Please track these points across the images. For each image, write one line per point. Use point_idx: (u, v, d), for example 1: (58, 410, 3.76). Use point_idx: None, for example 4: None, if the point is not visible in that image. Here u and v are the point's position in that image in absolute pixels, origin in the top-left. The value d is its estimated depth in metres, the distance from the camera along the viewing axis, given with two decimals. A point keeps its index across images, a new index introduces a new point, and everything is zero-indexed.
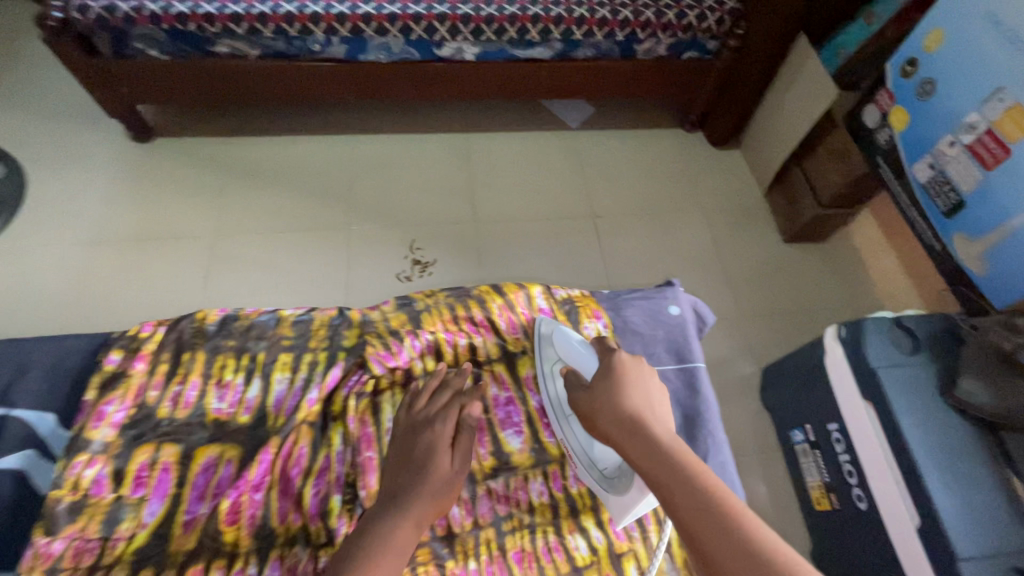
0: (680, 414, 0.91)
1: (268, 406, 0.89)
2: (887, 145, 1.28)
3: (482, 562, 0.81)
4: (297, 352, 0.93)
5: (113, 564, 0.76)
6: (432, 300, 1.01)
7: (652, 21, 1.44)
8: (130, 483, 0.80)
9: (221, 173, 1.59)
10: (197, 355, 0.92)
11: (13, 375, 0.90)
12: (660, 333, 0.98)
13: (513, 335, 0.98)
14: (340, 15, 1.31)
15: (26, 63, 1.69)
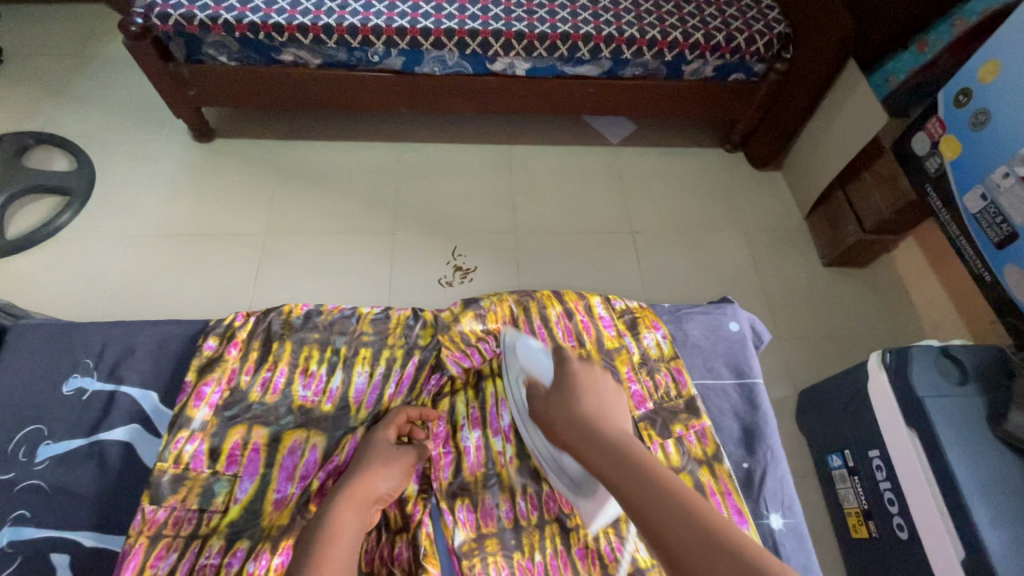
0: (738, 427, 0.92)
1: (349, 398, 0.92)
2: (937, 173, 1.28)
3: (547, 556, 0.82)
4: (375, 348, 0.97)
5: (208, 535, 0.79)
6: (497, 299, 1.00)
7: (701, 43, 1.47)
8: (224, 460, 0.85)
9: (274, 174, 1.65)
10: (286, 343, 0.95)
11: (120, 353, 0.96)
12: (720, 348, 0.99)
13: (569, 343, 0.94)
14: (400, 29, 1.37)
15: (101, 66, 1.80)
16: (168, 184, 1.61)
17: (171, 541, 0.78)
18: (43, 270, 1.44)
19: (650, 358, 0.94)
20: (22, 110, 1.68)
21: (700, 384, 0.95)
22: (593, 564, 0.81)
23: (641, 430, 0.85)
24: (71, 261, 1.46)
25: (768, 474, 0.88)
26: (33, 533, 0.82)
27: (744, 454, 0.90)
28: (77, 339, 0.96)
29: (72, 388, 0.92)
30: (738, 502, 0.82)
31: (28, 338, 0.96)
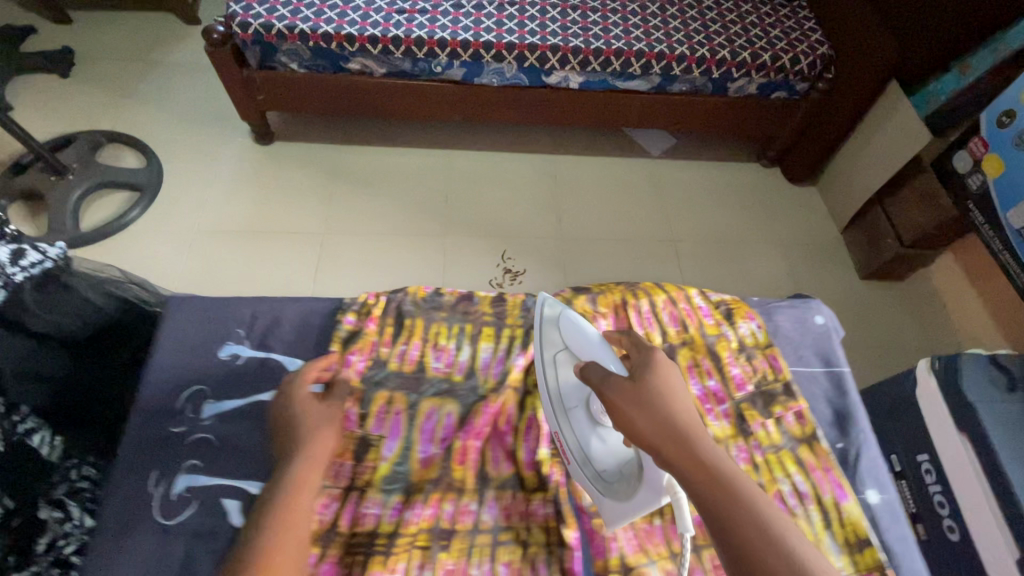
0: (830, 411, 0.91)
1: (478, 369, 0.97)
2: (979, 191, 1.34)
3: (666, 519, 0.86)
4: (497, 326, 1.01)
5: (364, 486, 0.85)
6: (608, 286, 1.01)
7: (747, 62, 1.55)
8: (372, 421, 0.90)
9: (330, 176, 1.72)
10: (416, 320, 1.00)
11: (241, 326, 0.99)
12: (808, 339, 0.98)
13: (675, 327, 0.95)
14: (464, 42, 1.45)
15: (166, 70, 1.89)
16: (231, 183, 1.68)
17: (331, 491, 0.84)
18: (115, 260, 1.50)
19: (747, 346, 0.94)
20: (92, 110, 1.76)
21: (792, 370, 0.94)
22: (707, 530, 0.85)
23: (741, 411, 0.88)
24: (142, 253, 1.53)
25: (861, 457, 0.88)
26: (208, 482, 0.85)
27: (838, 435, 0.89)
28: (230, 311, 1.00)
29: (229, 354, 0.96)
30: (840, 479, 0.83)
31: (186, 307, 0.99)
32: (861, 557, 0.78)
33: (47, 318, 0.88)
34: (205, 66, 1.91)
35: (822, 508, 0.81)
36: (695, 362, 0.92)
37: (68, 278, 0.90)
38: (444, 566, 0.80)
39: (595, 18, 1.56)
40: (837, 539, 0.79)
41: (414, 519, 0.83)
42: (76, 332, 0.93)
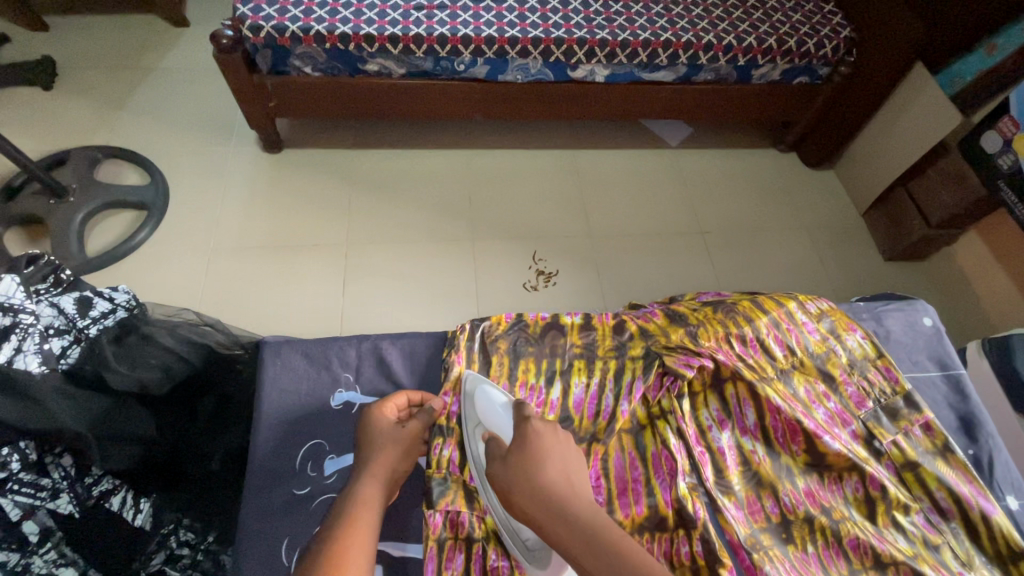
0: (955, 417, 0.91)
1: (571, 408, 0.89)
2: (1010, 170, 1.34)
3: (819, 547, 0.75)
4: (588, 357, 0.94)
5: (487, 533, 0.80)
6: (704, 316, 0.96)
7: (774, 48, 1.52)
8: (474, 462, 0.86)
9: (347, 183, 1.65)
10: (503, 358, 0.94)
11: (333, 368, 0.98)
12: (921, 343, 0.99)
13: (783, 353, 0.91)
14: (489, 38, 1.39)
15: (160, 78, 1.78)
16: (245, 196, 1.60)
17: (455, 541, 0.80)
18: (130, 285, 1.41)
19: (856, 359, 0.92)
20: (85, 124, 1.65)
21: (909, 377, 0.95)
22: (867, 553, 0.73)
23: (870, 429, 0.85)
24: (158, 275, 1.44)
25: (995, 461, 0.88)
26: None
27: (968, 442, 0.89)
28: (331, 354, 0.99)
29: (341, 402, 0.95)
30: (980, 488, 0.80)
31: (282, 353, 0.98)
32: (1016, 569, 0.75)
33: (131, 373, 0.91)
34: (202, 72, 1.81)
35: (966, 522, 0.78)
36: (812, 386, 0.88)
37: (146, 329, 0.97)
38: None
39: (618, 9, 1.51)
40: (984, 550, 0.77)
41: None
42: (157, 388, 0.94)
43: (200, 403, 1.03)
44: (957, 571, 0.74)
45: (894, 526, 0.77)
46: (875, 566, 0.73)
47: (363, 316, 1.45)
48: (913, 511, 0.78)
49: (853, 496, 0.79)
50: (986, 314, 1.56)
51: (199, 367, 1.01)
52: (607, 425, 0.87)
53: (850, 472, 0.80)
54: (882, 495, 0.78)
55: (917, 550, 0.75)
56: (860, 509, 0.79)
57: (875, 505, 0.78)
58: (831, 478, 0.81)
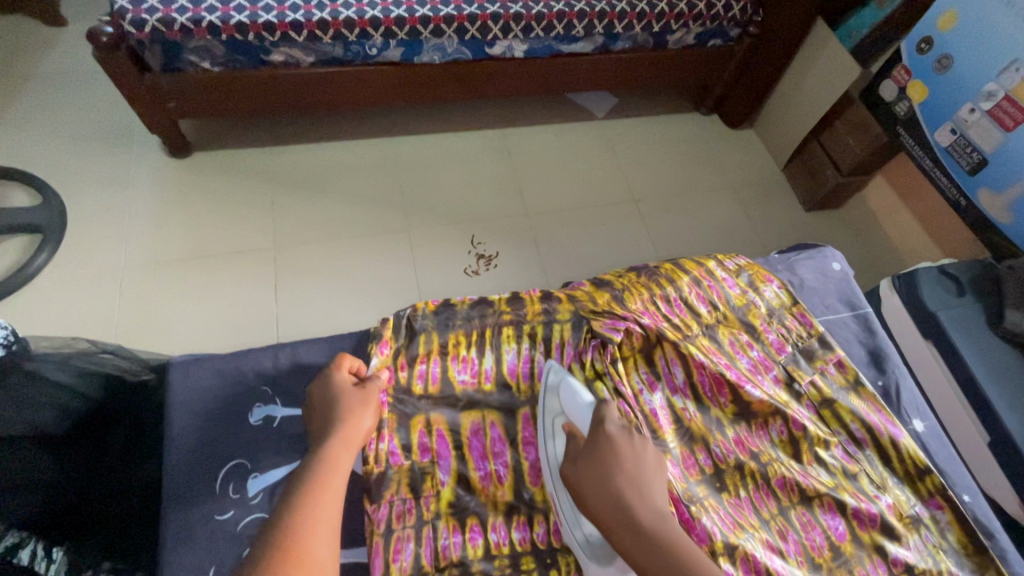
0: (866, 352, 0.97)
1: (507, 374, 0.90)
2: (906, 116, 1.43)
3: (751, 490, 0.80)
4: (517, 322, 0.93)
5: (436, 518, 0.80)
6: (628, 280, 0.98)
7: (685, 12, 1.54)
8: (417, 449, 0.84)
9: (267, 183, 1.56)
10: (432, 333, 0.92)
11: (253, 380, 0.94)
12: (832, 287, 1.04)
13: (705, 309, 0.94)
14: (399, 19, 1.34)
15: (39, 85, 1.60)
16: (155, 207, 1.48)
17: (402, 533, 0.78)
18: (31, 318, 1.28)
19: (774, 309, 0.96)
20: None
21: (823, 321, 1.00)
22: (795, 491, 0.79)
23: (789, 372, 0.89)
24: (64, 303, 1.32)
25: (901, 389, 0.94)
26: None
27: (877, 373, 0.95)
28: (247, 366, 0.95)
29: (260, 417, 0.91)
30: (888, 416, 0.87)
31: (195, 373, 0.92)
32: (922, 485, 0.82)
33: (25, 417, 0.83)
34: (88, 76, 1.65)
35: (878, 448, 0.84)
36: (735, 337, 0.92)
37: (28, 366, 0.84)
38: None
39: None
40: (898, 473, 0.83)
41: (502, 541, 0.79)
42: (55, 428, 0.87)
43: (109, 438, 0.95)
44: (873, 495, 0.80)
45: (818, 461, 0.82)
46: (801, 500, 0.78)
47: (300, 322, 1.38)
48: (832, 445, 0.83)
49: (779, 438, 0.84)
50: (895, 251, 1.68)
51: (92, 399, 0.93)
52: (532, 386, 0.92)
53: (775, 417, 0.85)
54: (805, 434, 0.83)
55: (837, 481, 0.80)
56: (785, 448, 0.84)
57: (798, 443, 0.83)
58: (757, 424, 0.85)
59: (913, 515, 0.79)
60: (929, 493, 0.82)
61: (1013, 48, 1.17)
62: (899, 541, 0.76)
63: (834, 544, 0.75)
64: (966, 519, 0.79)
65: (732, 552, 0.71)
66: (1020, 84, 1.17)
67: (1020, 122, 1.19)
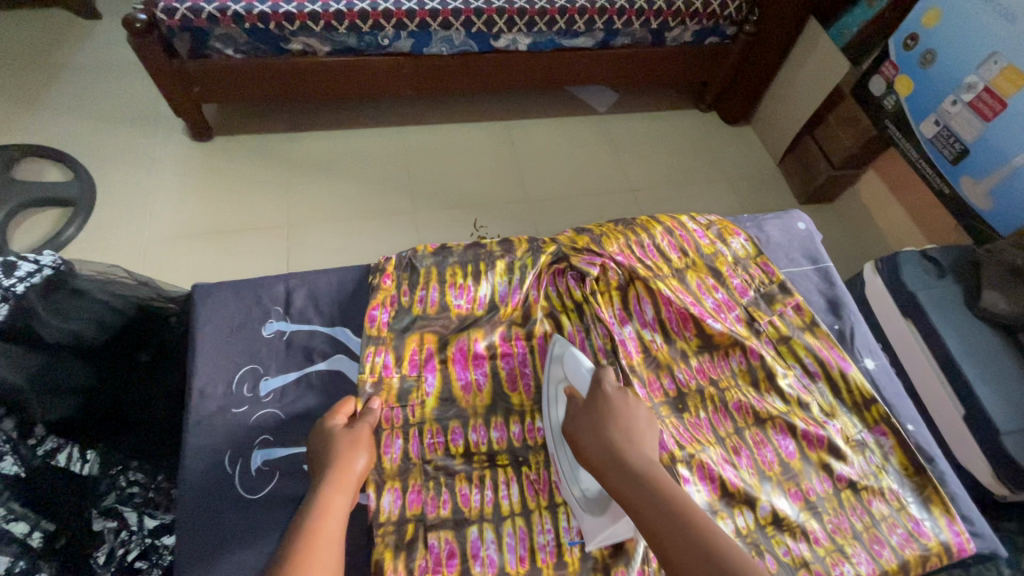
0: (824, 300, 1.00)
1: (498, 301, 0.93)
2: (894, 109, 1.49)
3: (710, 413, 0.86)
4: (509, 259, 0.96)
5: (421, 422, 0.85)
6: (606, 229, 1.01)
7: (682, 10, 1.61)
8: (407, 363, 0.88)
9: (282, 166, 1.65)
10: (431, 266, 0.96)
11: (253, 305, 0.97)
12: (796, 243, 1.08)
13: (675, 254, 0.99)
14: (410, 11, 1.43)
15: (73, 73, 1.72)
16: (177, 186, 1.58)
17: (392, 429, 0.84)
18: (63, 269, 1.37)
19: (740, 258, 1.01)
20: None
21: (786, 272, 1.03)
22: (749, 414, 0.85)
23: (750, 313, 0.95)
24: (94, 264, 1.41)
25: (856, 332, 0.98)
26: (284, 452, 0.85)
27: (834, 318, 0.98)
28: (259, 290, 0.98)
29: (272, 331, 0.95)
30: (840, 351, 0.92)
31: (215, 294, 0.96)
32: (869, 414, 0.87)
33: (64, 324, 0.90)
34: (118, 65, 1.76)
35: (829, 380, 0.90)
36: (701, 281, 0.97)
37: (75, 284, 0.93)
38: (528, 477, 0.83)
39: None
40: (847, 404, 0.88)
41: (481, 441, 0.85)
42: (88, 338, 0.93)
43: (137, 355, 1.01)
44: (822, 421, 0.85)
45: (774, 390, 0.88)
46: (755, 422, 0.85)
47: None
48: (788, 376, 0.88)
49: (738, 367, 0.90)
50: (885, 243, 1.73)
51: (130, 317, 0.98)
52: (522, 308, 0.94)
53: (735, 349, 0.91)
54: (761, 364, 0.89)
55: (789, 407, 0.86)
56: (744, 378, 0.90)
57: (755, 373, 0.89)
58: (718, 356, 0.91)
59: (858, 439, 0.85)
60: (876, 421, 0.87)
61: (992, 42, 1.23)
62: (844, 460, 0.82)
63: (783, 460, 0.82)
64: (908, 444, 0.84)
65: (690, 460, 0.78)
66: (998, 76, 1.23)
67: (998, 113, 1.24)
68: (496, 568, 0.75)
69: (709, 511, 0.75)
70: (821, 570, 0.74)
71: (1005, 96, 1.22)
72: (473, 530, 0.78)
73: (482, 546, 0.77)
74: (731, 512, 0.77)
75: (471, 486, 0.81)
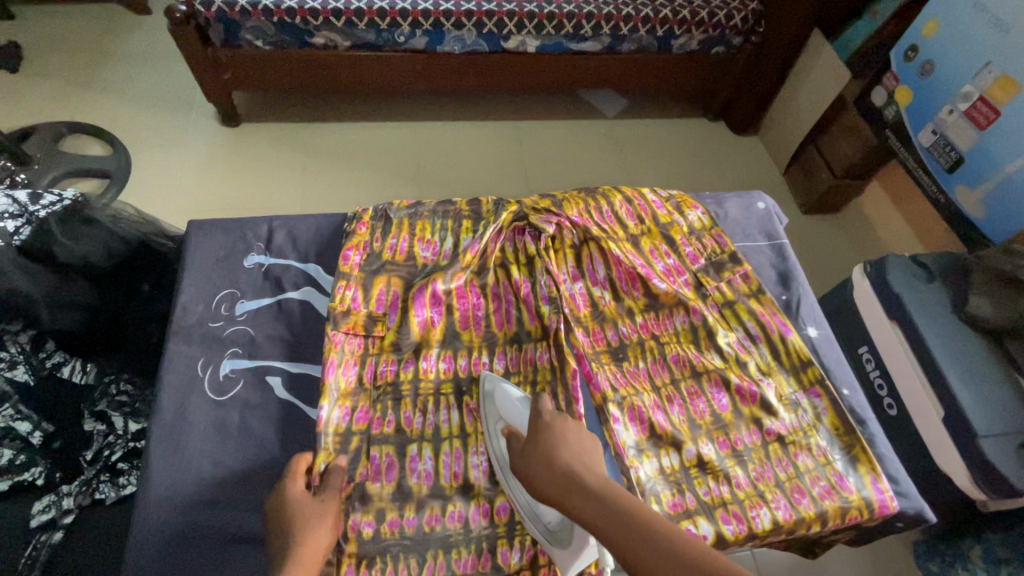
0: (775, 273, 1.03)
1: (463, 250, 0.97)
2: (894, 120, 1.50)
3: (648, 362, 0.92)
4: (475, 220, 1.03)
5: (379, 352, 0.90)
6: (569, 195, 1.06)
7: (687, 19, 1.68)
8: (374, 302, 0.93)
9: (300, 152, 1.76)
10: (402, 219, 1.02)
11: (237, 244, 1.04)
12: (753, 220, 1.10)
13: (632, 222, 1.03)
14: (425, 11, 1.53)
15: (121, 61, 1.88)
16: (203, 165, 1.70)
17: (351, 355, 0.89)
18: None
19: (695, 229, 1.04)
20: (48, 101, 1.74)
21: (740, 246, 1.06)
22: (686, 366, 0.90)
23: (699, 279, 0.98)
24: None
25: (802, 304, 0.99)
26: (248, 364, 0.93)
27: (782, 289, 1.01)
28: (245, 231, 1.05)
29: (253, 263, 1.02)
30: (784, 319, 0.94)
31: (204, 232, 1.04)
32: (805, 376, 0.89)
33: (74, 247, 0.99)
34: (161, 55, 1.91)
35: (769, 344, 0.92)
36: (655, 247, 1.01)
37: (89, 214, 1.01)
38: (468, 405, 0.89)
39: None
40: (785, 366, 0.90)
41: (430, 369, 0.91)
42: (99, 264, 1.02)
43: (138, 284, 1.09)
44: (758, 379, 0.88)
45: (713, 348, 0.92)
46: (691, 374, 0.89)
47: None
48: (729, 336, 0.92)
49: (681, 327, 0.94)
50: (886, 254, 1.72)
51: (136, 248, 1.06)
52: (479, 259, 0.98)
53: (679, 309, 0.95)
54: (703, 323, 0.93)
55: (727, 363, 0.90)
56: (685, 337, 0.94)
57: (696, 332, 0.93)
58: (664, 313, 0.96)
59: (791, 398, 0.87)
60: (811, 383, 0.89)
61: (987, 53, 1.25)
62: (774, 415, 0.85)
63: (714, 412, 0.86)
64: (840, 407, 0.86)
65: (622, 402, 0.85)
66: (993, 85, 1.24)
67: (993, 121, 1.25)
68: (430, 480, 0.82)
69: (636, 448, 0.81)
70: (737, 509, 0.77)
71: (999, 105, 1.23)
72: (412, 447, 0.84)
73: (419, 462, 0.83)
74: (658, 452, 0.82)
75: (414, 410, 0.87)
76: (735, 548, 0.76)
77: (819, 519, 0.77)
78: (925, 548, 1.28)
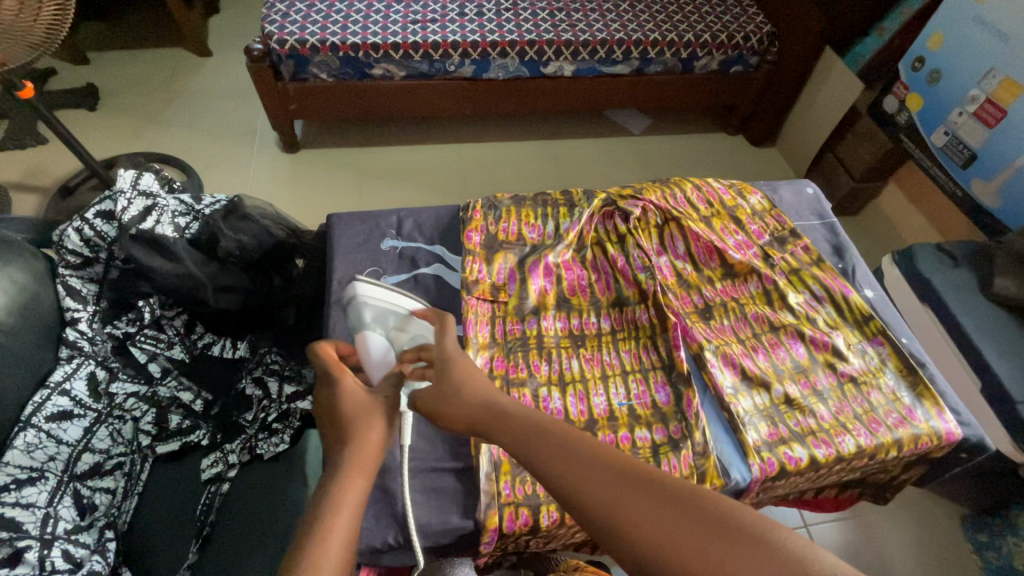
0: (830, 246, 1.15)
1: (565, 229, 1.09)
2: (907, 124, 1.63)
3: (732, 320, 1.03)
4: (568, 206, 1.14)
5: (504, 315, 1.00)
6: (645, 184, 1.17)
7: (709, 42, 1.84)
8: (497, 273, 1.04)
9: (356, 174, 1.91)
10: (510, 205, 1.14)
11: (372, 229, 1.13)
12: (805, 203, 1.23)
13: (702, 205, 1.16)
14: (474, 43, 1.70)
15: (188, 98, 2.05)
16: (267, 188, 1.85)
17: (483, 317, 0.99)
18: None
19: (758, 211, 1.18)
20: (127, 135, 1.90)
21: (798, 225, 1.19)
22: (766, 322, 1.02)
23: (766, 251, 1.10)
24: None
25: (857, 270, 1.12)
26: None
27: (837, 259, 1.13)
28: (373, 218, 1.15)
29: (389, 246, 1.11)
30: (843, 281, 1.07)
31: (345, 220, 1.14)
32: (868, 328, 1.01)
33: (235, 237, 1.12)
34: (223, 91, 2.09)
35: (834, 303, 1.05)
36: (725, 225, 1.13)
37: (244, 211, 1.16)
38: (585, 355, 0.98)
39: (578, 17, 1.83)
40: (849, 321, 1.03)
41: (549, 327, 1.00)
42: (253, 252, 1.14)
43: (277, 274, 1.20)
44: (828, 331, 1.00)
45: (785, 305, 1.04)
46: (770, 329, 1.01)
47: None
48: (799, 297, 1.04)
49: (755, 291, 1.06)
50: None
51: (283, 239, 1.20)
52: (577, 239, 1.09)
53: (752, 276, 1.07)
54: (775, 286, 1.05)
55: (799, 318, 1.02)
56: (760, 299, 1.05)
57: (770, 295, 1.05)
58: (739, 281, 1.07)
59: (859, 346, 0.99)
60: (874, 334, 1.01)
61: (990, 60, 1.38)
62: (845, 360, 0.97)
63: (794, 359, 0.97)
64: (901, 351, 0.98)
65: (716, 350, 0.96)
66: (998, 88, 1.38)
67: (1000, 120, 1.38)
68: (562, 416, 0.89)
69: (733, 388, 0.93)
70: (826, 436, 0.88)
71: (1005, 105, 1.36)
72: (543, 390, 0.92)
73: (551, 400, 0.91)
74: (750, 392, 0.93)
75: (541, 359, 0.96)
76: (825, 469, 0.88)
77: (896, 443, 0.89)
78: (974, 520, 1.34)
